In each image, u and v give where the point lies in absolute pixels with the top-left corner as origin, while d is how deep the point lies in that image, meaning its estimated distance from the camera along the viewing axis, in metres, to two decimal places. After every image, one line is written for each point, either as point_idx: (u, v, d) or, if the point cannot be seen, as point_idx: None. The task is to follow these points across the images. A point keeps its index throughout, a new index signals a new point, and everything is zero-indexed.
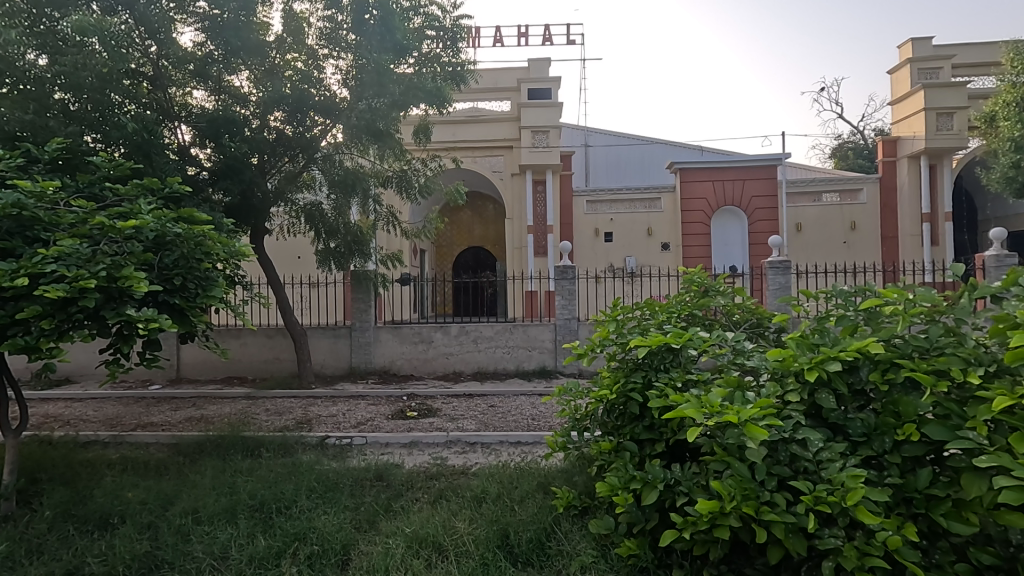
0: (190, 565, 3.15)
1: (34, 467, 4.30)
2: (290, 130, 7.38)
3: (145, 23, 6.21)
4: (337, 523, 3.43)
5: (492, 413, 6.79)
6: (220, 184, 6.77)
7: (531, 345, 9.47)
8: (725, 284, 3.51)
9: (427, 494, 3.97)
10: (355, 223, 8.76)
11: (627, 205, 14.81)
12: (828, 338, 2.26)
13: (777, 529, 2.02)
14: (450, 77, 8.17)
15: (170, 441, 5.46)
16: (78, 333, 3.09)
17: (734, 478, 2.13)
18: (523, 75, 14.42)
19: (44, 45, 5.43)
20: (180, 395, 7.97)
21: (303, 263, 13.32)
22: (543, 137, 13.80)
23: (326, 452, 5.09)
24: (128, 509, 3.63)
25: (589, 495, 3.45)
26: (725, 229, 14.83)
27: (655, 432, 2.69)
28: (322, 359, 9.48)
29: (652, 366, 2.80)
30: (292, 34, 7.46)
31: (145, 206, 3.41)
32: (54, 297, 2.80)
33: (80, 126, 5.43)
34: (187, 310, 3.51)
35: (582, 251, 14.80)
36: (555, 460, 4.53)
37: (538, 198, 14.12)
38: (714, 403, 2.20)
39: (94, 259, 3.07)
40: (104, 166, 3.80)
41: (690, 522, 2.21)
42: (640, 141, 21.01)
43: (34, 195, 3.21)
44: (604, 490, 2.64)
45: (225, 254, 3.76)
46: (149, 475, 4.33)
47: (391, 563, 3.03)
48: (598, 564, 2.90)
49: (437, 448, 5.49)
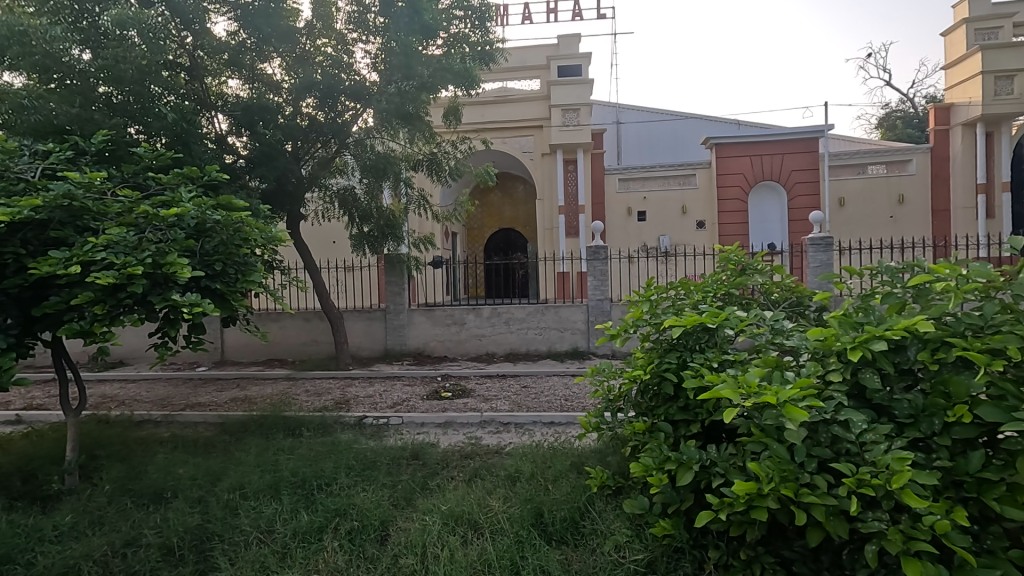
0: (239, 538, 3.29)
1: (94, 444, 4.57)
2: (322, 116, 7.44)
3: (180, 14, 6.35)
4: (375, 500, 3.53)
5: (525, 393, 6.83)
6: (256, 171, 6.93)
7: (563, 327, 9.45)
8: (764, 263, 3.39)
9: (462, 473, 4.03)
10: (388, 208, 8.87)
11: (661, 182, 14.48)
12: (873, 316, 2.18)
13: (818, 512, 1.97)
14: (478, 56, 8.04)
15: (216, 420, 5.71)
16: (128, 318, 3.21)
17: (772, 459, 2.08)
18: (552, 52, 14.15)
19: (87, 40, 5.63)
20: (224, 376, 8.31)
21: (338, 248, 13.60)
22: (574, 116, 13.57)
23: (363, 431, 5.22)
24: (179, 485, 3.81)
25: (622, 476, 3.47)
26: (763, 205, 14.41)
27: (690, 413, 2.65)
28: (358, 341, 9.71)
29: (687, 346, 2.76)
30: (320, 19, 7.39)
31: (186, 194, 3.52)
32: (105, 283, 2.91)
33: (123, 118, 5.65)
34: (227, 294, 3.61)
35: (614, 231, 14.59)
36: (588, 440, 4.55)
37: (569, 177, 14.00)
38: (752, 383, 2.14)
39: (140, 247, 3.19)
40: (147, 156, 3.92)
41: (726, 502, 2.19)
42: (674, 117, 20.53)
43: (83, 186, 3.32)
44: (638, 470, 2.62)
45: (262, 240, 3.88)
46: (198, 452, 4.54)
47: (428, 539, 3.11)
48: (632, 544, 2.90)
49: (472, 427, 5.58)
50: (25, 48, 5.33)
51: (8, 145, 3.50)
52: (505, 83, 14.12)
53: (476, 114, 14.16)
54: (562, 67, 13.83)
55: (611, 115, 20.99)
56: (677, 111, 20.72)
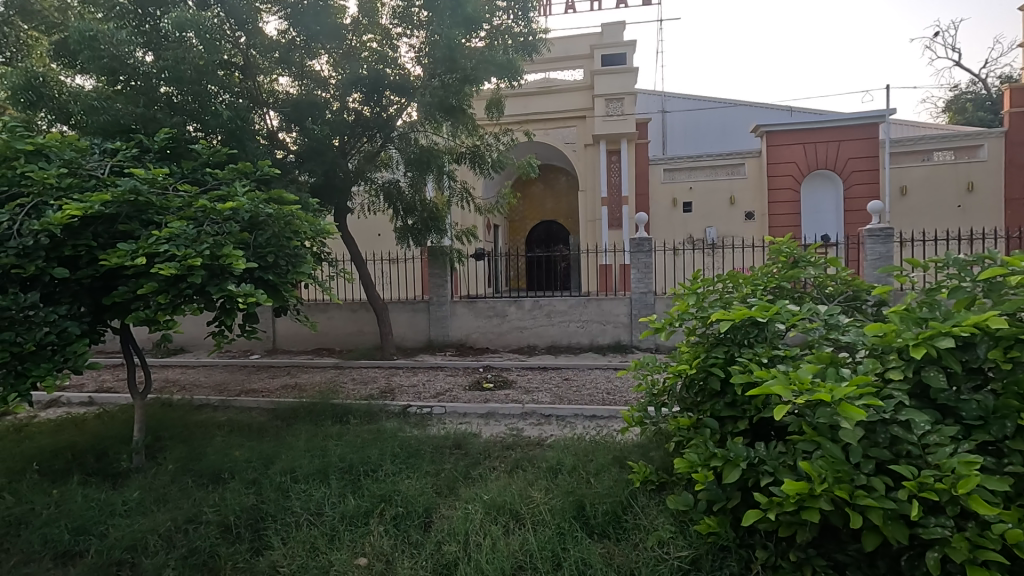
0: (291, 519, 3.43)
1: (158, 426, 4.85)
2: (368, 111, 7.60)
3: (234, 15, 6.61)
4: (419, 487, 3.61)
5: (566, 386, 6.82)
6: (305, 166, 7.14)
7: (605, 320, 9.36)
8: (817, 255, 3.25)
9: (504, 463, 4.06)
10: (431, 201, 9.00)
11: (708, 172, 14.08)
12: (938, 311, 2.06)
13: (875, 515, 1.88)
14: (521, 48, 8.00)
15: (269, 406, 5.96)
16: (188, 307, 3.37)
17: (825, 459, 2.00)
18: (595, 41, 13.93)
19: (149, 42, 5.96)
20: (276, 363, 8.65)
21: (383, 240, 13.89)
22: (618, 105, 13.38)
23: (408, 420, 5.34)
24: (235, 467, 4.00)
25: (666, 471, 3.42)
26: (817, 194, 13.82)
27: (737, 409, 2.57)
28: (402, 332, 9.90)
29: (735, 342, 2.68)
30: (366, 15, 7.54)
31: (240, 189, 3.67)
32: (168, 274, 3.06)
33: (183, 116, 5.93)
34: (279, 285, 3.75)
35: (659, 223, 14.31)
36: (630, 435, 4.51)
37: (613, 168, 13.80)
38: (804, 380, 2.06)
39: (199, 239, 3.34)
40: (205, 152, 4.11)
41: (775, 502, 2.12)
42: (721, 105, 19.94)
43: (147, 181, 3.50)
44: (683, 467, 2.57)
45: (311, 233, 4.00)
46: (252, 436, 4.75)
47: (471, 527, 3.15)
48: (676, 540, 2.86)
49: (513, 419, 5.61)
50: (94, 51, 5.56)
51: (81, 144, 3.73)
52: (548, 74, 14.02)
53: (518, 106, 14.13)
54: (606, 56, 13.61)
55: (656, 104, 20.55)
56: (726, 98, 20.09)
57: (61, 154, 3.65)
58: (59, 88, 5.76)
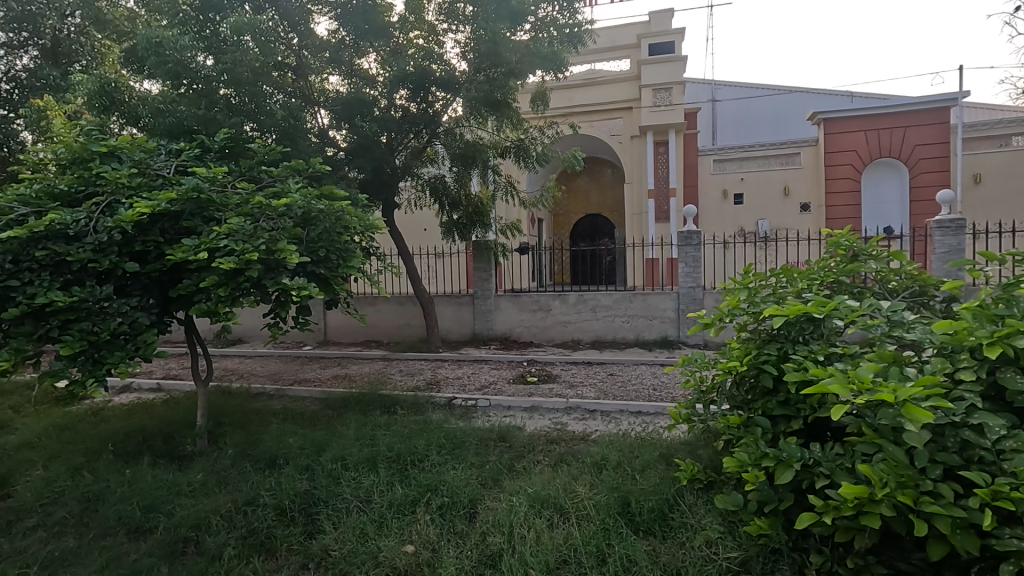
0: (341, 505, 3.55)
1: (219, 413, 5.11)
2: (415, 107, 7.71)
3: (288, 18, 6.84)
4: (464, 478, 3.66)
5: (611, 381, 6.75)
6: (355, 162, 7.30)
7: (651, 315, 9.20)
8: (880, 248, 3.09)
9: (548, 457, 4.07)
10: (476, 195, 9.07)
11: (760, 162, 13.58)
12: (1017, 308, 1.92)
13: (941, 523, 1.78)
14: (567, 40, 7.90)
15: (320, 396, 6.18)
16: (246, 300, 3.52)
17: (887, 462, 1.90)
18: (643, 30, 13.63)
19: (210, 46, 6.19)
20: (327, 355, 8.95)
21: (428, 235, 14.10)
22: (666, 95, 13.09)
23: (453, 412, 5.42)
24: (289, 453, 4.16)
25: (714, 469, 3.34)
26: (879, 184, 13.12)
27: (792, 408, 2.47)
28: (448, 325, 10.04)
29: (789, 338, 2.59)
30: (412, 13, 7.69)
31: (294, 186, 3.80)
32: (228, 268, 3.21)
33: (241, 117, 6.19)
34: (330, 279, 3.89)
35: (708, 215, 13.92)
36: (677, 432, 4.42)
37: (660, 160, 13.50)
38: (865, 378, 1.96)
39: (256, 235, 3.48)
40: (261, 151, 4.29)
41: (832, 505, 2.03)
42: (775, 92, 19.22)
43: (209, 180, 3.67)
44: (733, 466, 2.50)
45: (361, 228, 4.11)
46: (305, 424, 4.94)
47: (516, 519, 3.17)
48: (725, 541, 2.79)
49: (557, 413, 5.61)
50: (160, 57, 5.90)
51: (149, 145, 3.95)
52: (594, 65, 13.83)
53: (563, 99, 14.02)
54: (654, 45, 13.29)
55: (706, 92, 19.97)
56: (780, 85, 19.30)
57: (132, 155, 3.86)
58: (129, 93, 6.13)
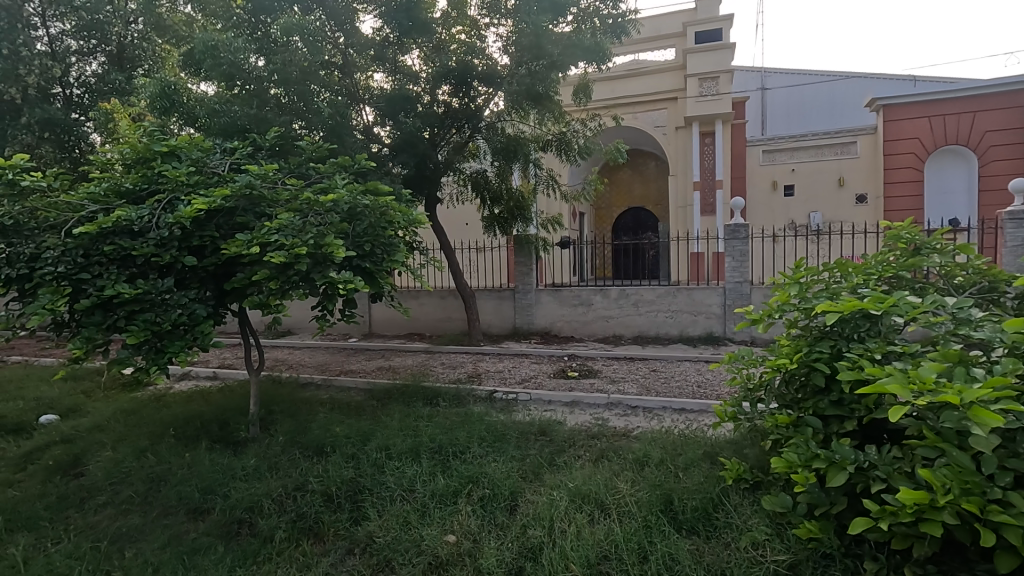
0: (386, 493, 3.64)
1: (270, 402, 5.32)
2: (457, 102, 7.77)
3: (334, 17, 6.97)
4: (505, 471, 3.70)
5: (653, 377, 6.66)
6: (399, 158, 7.37)
7: (696, 310, 8.99)
8: (945, 241, 2.91)
9: (589, 453, 4.05)
10: (517, 189, 9.10)
11: (813, 152, 13.03)
12: None
13: (1011, 535, 1.67)
14: (609, 30, 7.77)
15: (365, 387, 6.34)
16: (296, 292, 3.65)
17: (951, 468, 1.80)
18: (689, 18, 13.28)
19: (261, 48, 6.42)
20: (372, 347, 9.15)
21: (470, 229, 14.22)
22: (712, 85, 12.73)
23: (494, 405, 5.47)
24: (336, 442, 4.30)
25: (761, 470, 3.25)
26: (944, 174, 12.38)
27: (845, 408, 2.38)
28: (489, 319, 10.11)
29: (844, 336, 2.48)
30: (455, 8, 7.79)
31: (340, 182, 3.90)
32: (279, 262, 3.33)
33: (290, 116, 6.39)
34: (375, 273, 3.98)
35: (756, 208, 13.47)
36: (722, 431, 4.31)
37: (706, 151, 13.14)
38: (927, 379, 1.85)
39: (305, 230, 3.59)
40: (309, 149, 4.41)
41: (888, 511, 1.94)
42: (828, 79, 18.44)
43: (261, 177, 3.81)
44: (781, 467, 2.42)
45: (404, 223, 4.18)
46: (351, 414, 5.08)
47: (556, 513, 3.17)
48: (772, 543, 2.70)
49: (598, 408, 5.57)
50: (215, 59, 6.12)
51: (206, 144, 4.13)
52: (637, 56, 13.57)
53: (606, 91, 13.82)
54: (700, 33, 12.93)
55: (755, 81, 19.33)
56: (834, 71, 18.51)
57: (190, 154, 4.04)
58: (187, 95, 6.41)
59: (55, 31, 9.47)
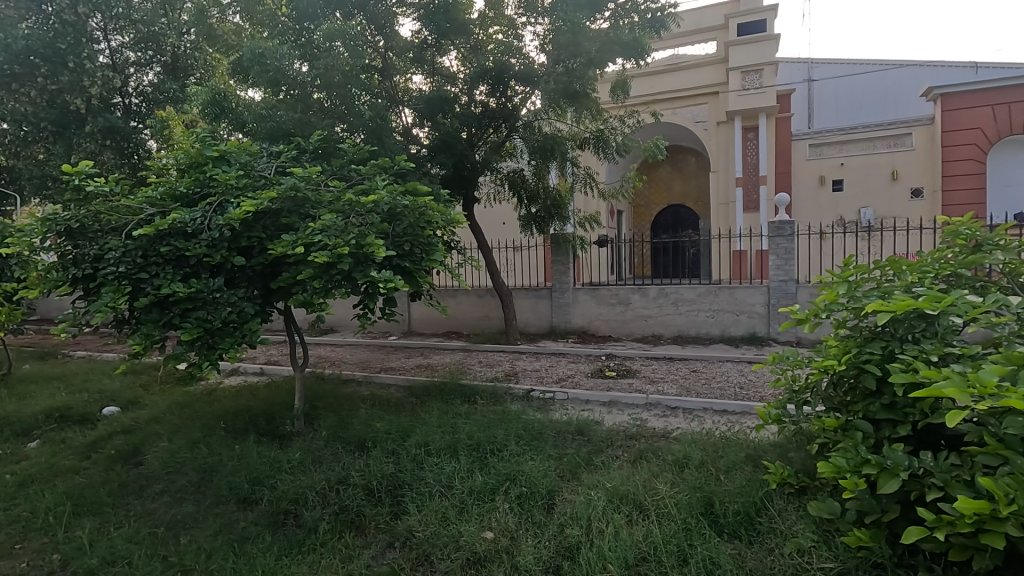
0: (425, 489, 3.69)
1: (314, 398, 5.48)
2: (494, 102, 7.78)
3: (374, 21, 7.06)
4: (543, 469, 3.71)
5: (694, 378, 6.53)
6: (436, 159, 7.43)
7: (738, 309, 8.77)
8: (1010, 237, 2.73)
9: (627, 453, 4.01)
10: (555, 187, 9.16)
11: (863, 145, 12.50)
12: None
13: None
14: (648, 25, 7.63)
15: (405, 384, 6.46)
16: (338, 291, 3.75)
17: (1014, 476, 1.70)
18: (731, 10, 12.93)
19: (304, 54, 6.60)
20: (410, 345, 9.30)
21: (507, 228, 14.27)
22: (756, 78, 12.37)
23: (531, 403, 5.48)
24: (377, 437, 4.39)
25: (807, 474, 3.15)
26: (1008, 166, 11.67)
27: (898, 412, 2.28)
28: (526, 318, 10.11)
29: (896, 336, 2.38)
30: (492, 9, 7.89)
31: (381, 183, 3.99)
32: (322, 262, 3.43)
33: (332, 119, 6.58)
34: (414, 271, 4.06)
35: (803, 204, 13.03)
36: (766, 433, 4.19)
37: (749, 146, 12.78)
38: (988, 383, 1.75)
39: (347, 230, 3.68)
40: (351, 151, 4.52)
41: (946, 520, 1.85)
42: (879, 68, 17.70)
43: (305, 179, 3.93)
44: (829, 471, 2.33)
45: (443, 222, 4.24)
46: (391, 410, 5.19)
47: (594, 513, 3.16)
48: (819, 550, 2.62)
49: (637, 408, 5.51)
50: (262, 66, 6.34)
51: (254, 148, 4.29)
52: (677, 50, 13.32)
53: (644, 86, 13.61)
54: (743, 25, 12.58)
55: (800, 72, 18.74)
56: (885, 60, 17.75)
57: (239, 158, 4.21)
58: (236, 102, 6.66)
59: (115, 44, 9.99)
